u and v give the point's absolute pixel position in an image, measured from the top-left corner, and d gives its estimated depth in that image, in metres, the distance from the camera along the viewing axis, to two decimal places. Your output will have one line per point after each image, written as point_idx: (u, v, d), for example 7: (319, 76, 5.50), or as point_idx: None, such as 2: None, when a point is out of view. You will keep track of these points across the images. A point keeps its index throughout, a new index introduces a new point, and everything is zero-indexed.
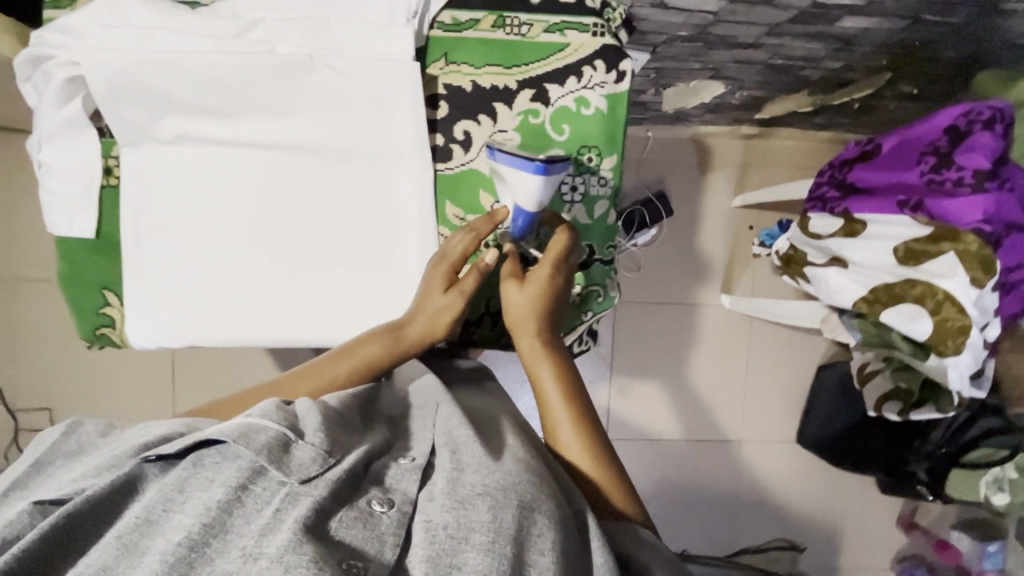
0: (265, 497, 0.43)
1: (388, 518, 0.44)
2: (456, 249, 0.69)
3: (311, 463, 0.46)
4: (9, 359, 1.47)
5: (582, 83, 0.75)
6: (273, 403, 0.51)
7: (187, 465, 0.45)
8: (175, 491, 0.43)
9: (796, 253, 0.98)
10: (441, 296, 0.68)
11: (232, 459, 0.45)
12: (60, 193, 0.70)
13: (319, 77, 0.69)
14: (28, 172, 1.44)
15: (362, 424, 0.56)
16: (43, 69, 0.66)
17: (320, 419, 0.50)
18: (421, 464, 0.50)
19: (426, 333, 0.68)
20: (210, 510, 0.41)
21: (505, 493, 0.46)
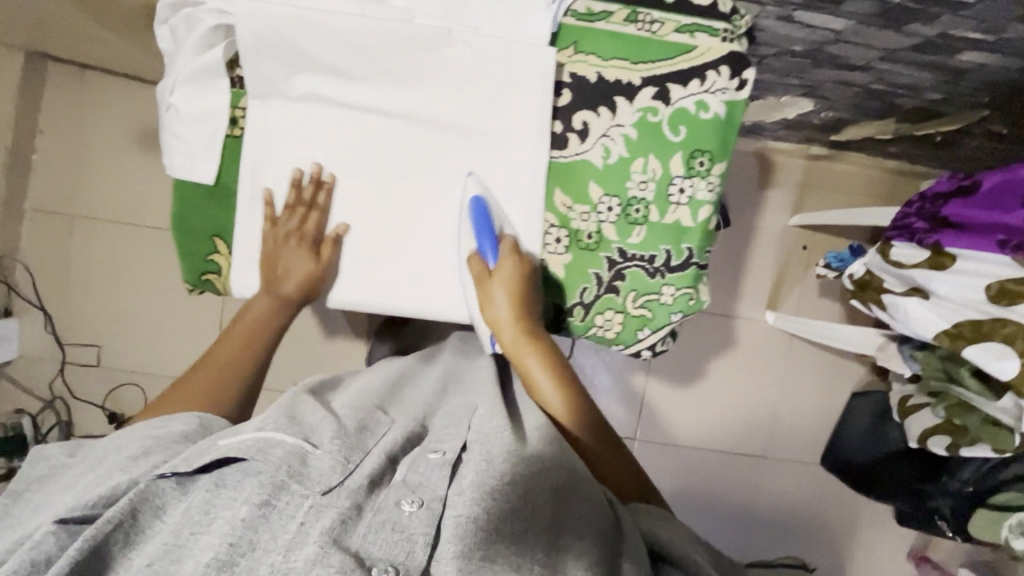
0: (290, 511, 0.46)
1: (417, 517, 0.47)
2: (310, 227, 0.73)
3: (331, 474, 0.49)
4: (61, 293, 1.47)
5: (705, 87, 0.74)
6: (282, 414, 0.56)
7: (210, 485, 0.48)
8: (201, 511, 0.46)
9: (872, 279, 0.99)
10: (311, 268, 0.74)
11: (254, 475, 0.48)
12: (184, 137, 0.71)
13: (452, 50, 0.69)
14: (102, 110, 1.45)
15: (381, 422, 0.61)
16: (189, 15, 0.67)
17: (337, 428, 0.55)
18: (449, 458, 0.54)
19: (306, 295, 0.75)
20: (239, 527, 0.44)
21: (532, 493, 0.51)
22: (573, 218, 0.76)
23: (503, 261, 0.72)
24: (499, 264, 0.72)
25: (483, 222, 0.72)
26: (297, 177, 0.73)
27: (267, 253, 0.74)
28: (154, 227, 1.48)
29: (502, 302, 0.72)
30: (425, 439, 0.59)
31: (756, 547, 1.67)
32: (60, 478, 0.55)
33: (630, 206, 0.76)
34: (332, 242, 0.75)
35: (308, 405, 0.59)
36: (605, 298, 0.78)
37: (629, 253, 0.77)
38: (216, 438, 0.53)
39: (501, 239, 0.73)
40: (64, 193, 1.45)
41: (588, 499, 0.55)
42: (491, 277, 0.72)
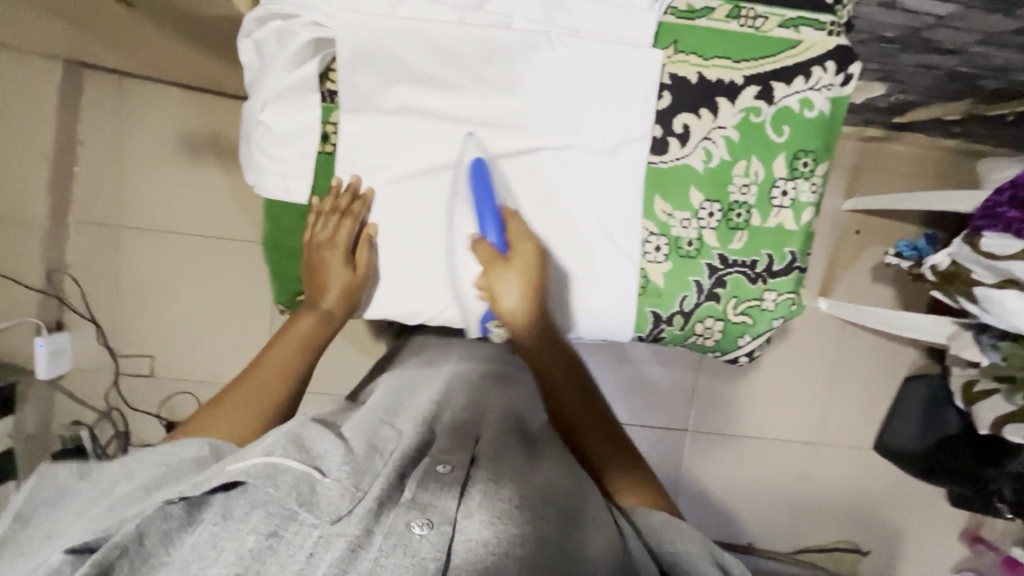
0: (299, 541, 0.44)
1: (428, 540, 0.46)
2: (343, 234, 0.70)
3: (340, 500, 0.47)
4: (110, 305, 1.46)
5: (809, 84, 0.71)
6: (289, 438, 0.51)
7: (218, 518, 0.45)
8: (209, 544, 0.44)
9: (959, 271, 0.98)
10: (350, 277, 0.71)
11: (263, 506, 0.46)
12: (278, 155, 0.70)
13: (553, 54, 0.66)
14: (140, 117, 1.41)
15: (388, 436, 0.58)
16: (280, 31, 0.65)
17: (344, 453, 0.51)
18: (457, 477, 0.52)
19: (348, 306, 0.72)
20: (245, 558, 0.42)
21: (531, 503, 0.50)
22: (673, 225, 0.74)
23: (520, 245, 0.68)
24: (514, 250, 0.68)
25: (485, 184, 0.68)
26: (336, 185, 0.70)
27: (310, 265, 0.72)
28: (200, 236, 1.45)
29: (515, 291, 0.67)
30: (433, 448, 0.58)
31: (807, 530, 1.70)
32: (71, 501, 0.52)
33: (732, 211, 0.74)
34: (368, 244, 0.72)
35: (314, 429, 0.54)
36: (706, 305, 0.76)
37: (729, 259, 0.75)
38: (224, 460, 0.50)
39: (509, 216, 0.69)
40: (108, 203, 1.43)
41: (599, 523, 0.51)
42: (504, 262, 0.67)
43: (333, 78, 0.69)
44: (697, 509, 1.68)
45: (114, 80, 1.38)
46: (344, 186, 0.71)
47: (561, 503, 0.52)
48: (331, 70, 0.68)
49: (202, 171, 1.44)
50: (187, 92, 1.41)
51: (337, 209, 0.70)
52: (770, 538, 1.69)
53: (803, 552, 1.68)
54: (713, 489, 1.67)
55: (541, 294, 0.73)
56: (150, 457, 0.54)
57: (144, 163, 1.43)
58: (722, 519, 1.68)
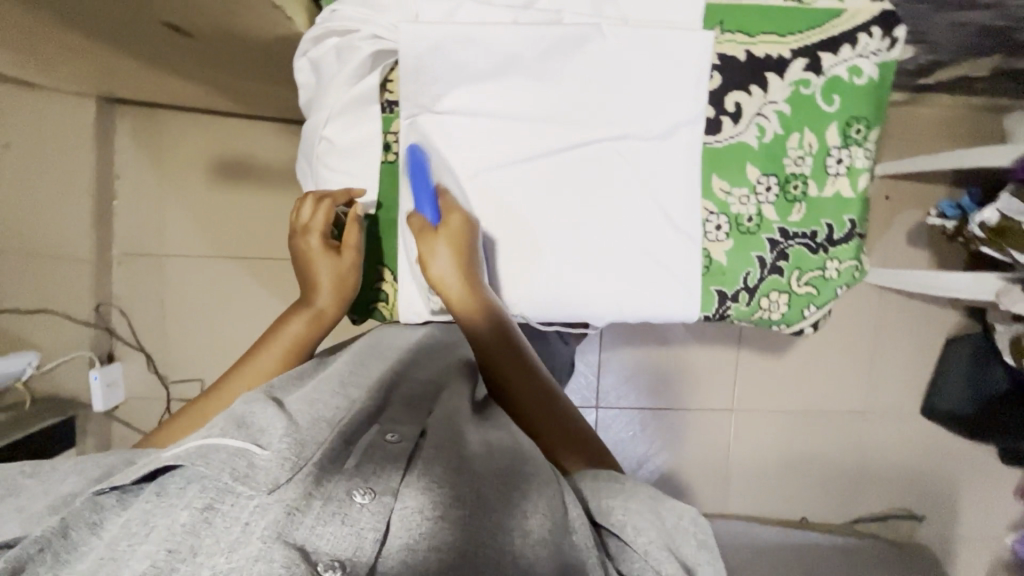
0: (234, 514, 0.39)
1: (368, 510, 0.43)
2: (320, 218, 0.69)
3: (278, 469, 0.41)
4: (159, 332, 1.49)
5: (857, 51, 0.72)
6: (225, 415, 0.45)
7: (151, 495, 0.41)
8: (138, 522, 0.39)
9: (1011, 225, 0.97)
10: (337, 261, 0.68)
11: (198, 482, 0.41)
12: (342, 168, 0.72)
13: (605, 46, 0.68)
14: (173, 147, 1.44)
15: (338, 404, 0.51)
16: (340, 46, 0.67)
17: (288, 423, 0.45)
18: (407, 449, 0.50)
19: (341, 295, 0.69)
20: (178, 534, 0.38)
21: (459, 466, 0.49)
22: (732, 202, 0.75)
23: (448, 217, 0.68)
24: (444, 222, 0.67)
25: (422, 172, 0.68)
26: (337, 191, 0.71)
27: (296, 260, 0.70)
28: (240, 258, 1.48)
29: (445, 259, 0.66)
30: (382, 416, 0.53)
31: (861, 500, 1.69)
32: (13, 499, 0.47)
33: (788, 183, 0.75)
34: (355, 222, 0.70)
35: (257, 402, 0.48)
36: (770, 279, 0.77)
37: (790, 232, 0.76)
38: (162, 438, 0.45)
39: (442, 194, 0.69)
40: (149, 233, 1.46)
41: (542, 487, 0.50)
42: (436, 232, 0.67)
43: (392, 88, 0.70)
44: (749, 488, 1.68)
45: (147, 113, 1.42)
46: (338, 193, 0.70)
47: (507, 466, 0.51)
48: (390, 81, 0.70)
49: (237, 194, 1.46)
50: (217, 118, 1.44)
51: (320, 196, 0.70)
52: (823, 510, 1.69)
53: (858, 523, 1.68)
54: (762, 467, 1.68)
55: (607, 282, 0.75)
56: (95, 464, 0.51)
57: (181, 192, 1.46)
58: (774, 496, 1.68)
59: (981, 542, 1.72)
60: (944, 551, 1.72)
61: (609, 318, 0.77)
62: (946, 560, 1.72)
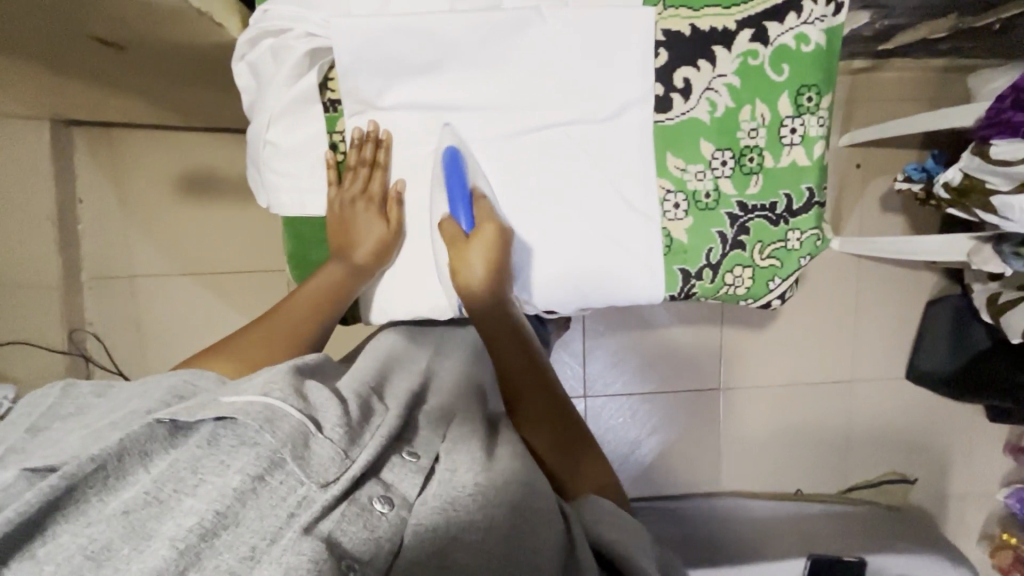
0: (279, 492, 0.43)
1: (387, 520, 0.47)
2: (377, 187, 0.71)
3: (330, 464, 0.46)
4: (138, 354, 1.47)
5: (802, 19, 0.71)
6: (290, 384, 0.49)
7: (203, 443, 0.44)
8: (188, 470, 0.43)
9: (973, 183, 0.98)
10: (383, 231, 0.72)
11: (250, 447, 0.44)
12: (290, 172, 0.71)
13: (545, 29, 0.67)
14: (135, 166, 1.42)
15: (378, 409, 0.55)
16: (274, 47, 0.66)
17: (344, 415, 0.50)
18: (424, 466, 0.52)
19: (377, 263, 0.73)
20: (227, 497, 0.42)
21: (491, 492, 0.52)
22: (688, 179, 0.74)
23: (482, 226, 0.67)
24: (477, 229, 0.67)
25: (458, 175, 0.68)
26: (357, 134, 0.70)
27: (341, 218, 0.72)
28: (213, 273, 1.46)
29: (479, 265, 0.66)
30: (411, 436, 0.55)
31: (854, 468, 1.71)
32: (83, 417, 0.48)
33: (744, 156, 0.74)
34: (397, 200, 0.73)
35: (322, 388, 0.51)
36: (733, 254, 0.77)
37: (749, 205, 0.75)
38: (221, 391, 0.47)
39: (477, 200, 0.69)
40: (120, 255, 1.44)
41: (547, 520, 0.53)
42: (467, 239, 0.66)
43: (333, 87, 0.69)
44: (743, 465, 1.69)
45: (104, 133, 1.39)
46: (365, 135, 0.70)
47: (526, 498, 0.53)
48: (330, 80, 0.69)
49: (204, 209, 1.45)
50: (177, 133, 1.42)
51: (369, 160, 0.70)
52: (818, 481, 1.70)
53: (853, 490, 1.69)
54: (754, 443, 1.69)
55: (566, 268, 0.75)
56: (159, 383, 0.51)
57: (146, 211, 1.44)
58: (768, 471, 1.69)
59: (974, 499, 1.74)
60: (938, 511, 1.73)
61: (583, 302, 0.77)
62: (941, 520, 1.74)
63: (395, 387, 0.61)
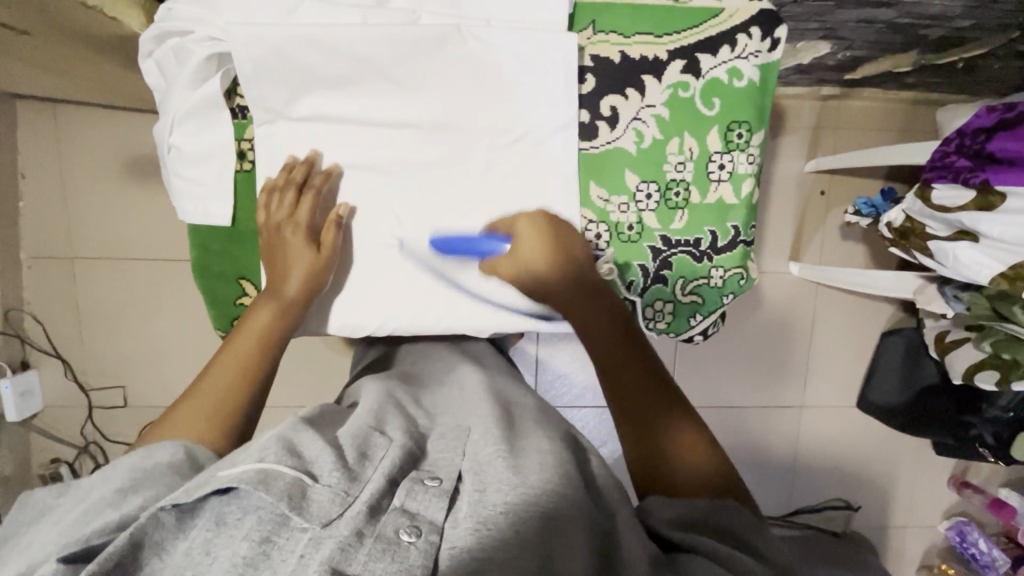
0: (291, 547, 0.40)
1: (417, 548, 0.42)
2: (305, 212, 0.67)
3: (332, 505, 0.43)
4: (77, 338, 1.44)
5: (736, 52, 0.69)
6: (279, 443, 0.47)
7: (210, 524, 0.41)
8: (200, 551, 0.40)
9: (914, 226, 0.97)
10: (313, 257, 0.67)
11: (255, 511, 0.41)
12: (194, 179, 0.68)
13: (463, 48, 0.64)
14: (78, 144, 1.38)
15: (379, 445, 0.51)
16: (176, 47, 0.63)
17: (336, 455, 0.47)
18: (447, 487, 0.47)
19: (312, 292, 0.68)
20: (240, 565, 0.39)
21: (522, 507, 0.44)
22: (611, 210, 0.72)
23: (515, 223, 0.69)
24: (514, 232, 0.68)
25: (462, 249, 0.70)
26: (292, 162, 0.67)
27: (270, 248, 0.68)
28: (156, 260, 1.43)
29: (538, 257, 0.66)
30: (424, 460, 0.51)
31: (800, 492, 1.72)
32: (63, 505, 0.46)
33: (669, 190, 0.72)
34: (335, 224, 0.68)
35: (306, 432, 0.50)
36: (654, 288, 0.75)
37: (672, 240, 0.74)
38: (216, 465, 0.45)
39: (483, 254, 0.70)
40: (59, 235, 1.40)
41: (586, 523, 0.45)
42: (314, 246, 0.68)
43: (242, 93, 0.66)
44: None
45: (46, 108, 1.34)
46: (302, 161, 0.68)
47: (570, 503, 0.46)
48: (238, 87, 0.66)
49: (149, 194, 1.40)
50: (126, 114, 1.37)
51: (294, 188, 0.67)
52: (762, 502, 1.71)
53: (794, 515, 1.70)
54: None
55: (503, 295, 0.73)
56: (129, 460, 0.48)
57: (87, 192, 1.39)
58: None
59: (915, 529, 1.76)
60: (877, 540, 1.75)
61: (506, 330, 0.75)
62: (881, 548, 1.76)
63: (394, 417, 0.58)
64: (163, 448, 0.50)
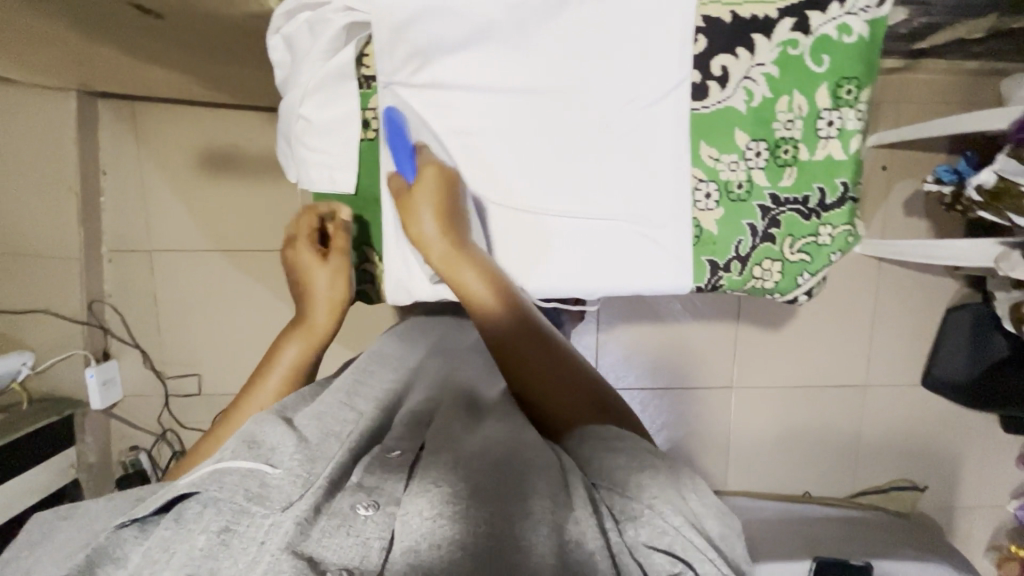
0: (251, 535, 0.40)
1: (374, 521, 0.43)
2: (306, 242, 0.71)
3: (290, 488, 0.43)
4: (157, 328, 1.49)
5: (846, 8, 0.70)
6: (238, 438, 0.47)
7: (168, 522, 0.41)
8: (159, 548, 0.39)
9: (1008, 186, 0.96)
10: (331, 265, 0.70)
11: (210, 506, 0.41)
12: (323, 150, 0.72)
13: (584, 11, 0.67)
14: (153, 141, 1.42)
15: (342, 420, 0.54)
16: (312, 20, 0.66)
17: (294, 441, 0.48)
18: (407, 459, 0.50)
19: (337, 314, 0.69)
20: (196, 558, 0.38)
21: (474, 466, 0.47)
22: (721, 169, 0.73)
23: (422, 172, 0.66)
24: (420, 178, 0.66)
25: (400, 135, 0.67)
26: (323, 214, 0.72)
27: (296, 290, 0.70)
28: (229, 250, 1.47)
29: (428, 219, 0.65)
30: (385, 435, 0.54)
31: (864, 473, 1.70)
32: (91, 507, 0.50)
33: (779, 148, 0.73)
34: (343, 229, 0.71)
35: (261, 420, 0.50)
36: (762, 247, 0.76)
37: (781, 198, 0.74)
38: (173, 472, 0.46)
39: (420, 152, 0.68)
40: (137, 229, 1.45)
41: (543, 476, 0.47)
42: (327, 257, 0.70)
43: (368, 62, 0.69)
44: (749, 464, 1.68)
45: (126, 105, 1.39)
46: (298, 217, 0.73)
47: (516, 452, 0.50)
48: (366, 56, 0.69)
49: (223, 185, 1.45)
50: (202, 109, 1.42)
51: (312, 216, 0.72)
52: (825, 483, 1.70)
53: (861, 495, 1.68)
54: (763, 442, 1.68)
55: (606, 264, 0.75)
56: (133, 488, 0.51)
57: (163, 186, 1.44)
58: (775, 471, 1.68)
59: (983, 511, 1.73)
60: (946, 520, 1.72)
61: (613, 292, 0.77)
62: (947, 528, 1.73)
63: (365, 391, 0.62)
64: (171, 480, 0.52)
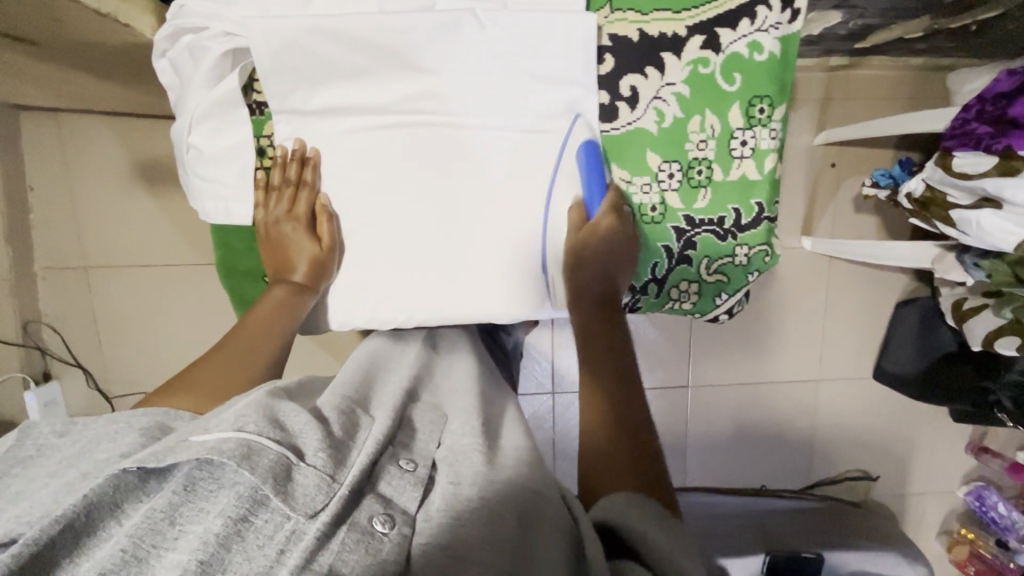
0: (270, 532, 0.38)
1: (390, 540, 0.41)
2: (303, 205, 0.72)
3: (317, 494, 0.41)
4: (99, 347, 1.44)
5: (756, 25, 0.67)
6: (262, 414, 0.45)
7: (178, 488, 0.39)
8: (166, 520, 0.37)
9: (935, 195, 0.96)
10: (316, 248, 0.72)
11: (231, 486, 0.40)
12: (219, 178, 0.73)
13: (483, 30, 0.65)
14: (80, 154, 1.36)
15: (363, 424, 0.52)
16: (192, 46, 0.65)
17: (318, 430, 0.46)
18: (422, 477, 0.49)
19: (318, 278, 0.73)
20: (211, 544, 0.36)
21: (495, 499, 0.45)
22: (633, 191, 0.74)
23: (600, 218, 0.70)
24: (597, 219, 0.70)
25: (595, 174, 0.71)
26: (285, 152, 0.71)
27: (274, 241, 0.73)
28: (168, 265, 1.42)
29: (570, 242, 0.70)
30: (399, 439, 0.53)
31: (820, 466, 1.73)
32: None
33: (691, 169, 0.72)
34: (326, 214, 0.73)
35: (286, 404, 0.49)
36: (678, 269, 0.76)
37: (696, 220, 0.74)
38: (186, 432, 0.43)
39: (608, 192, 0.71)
40: (72, 246, 1.40)
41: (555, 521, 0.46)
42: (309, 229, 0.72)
43: (258, 89, 0.69)
44: (707, 461, 1.70)
45: (47, 118, 1.33)
46: (292, 153, 0.71)
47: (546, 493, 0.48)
48: (254, 83, 0.69)
49: (156, 199, 1.40)
50: (130, 119, 1.36)
51: (289, 180, 0.71)
52: (782, 478, 1.72)
53: (816, 487, 1.71)
54: (720, 440, 1.70)
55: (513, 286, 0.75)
56: (127, 420, 0.46)
57: (95, 200, 1.39)
58: (732, 467, 1.71)
59: (934, 498, 1.77)
60: (898, 508, 1.77)
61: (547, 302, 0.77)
62: (900, 515, 1.77)
63: (379, 397, 0.59)
64: (179, 418, 0.49)
